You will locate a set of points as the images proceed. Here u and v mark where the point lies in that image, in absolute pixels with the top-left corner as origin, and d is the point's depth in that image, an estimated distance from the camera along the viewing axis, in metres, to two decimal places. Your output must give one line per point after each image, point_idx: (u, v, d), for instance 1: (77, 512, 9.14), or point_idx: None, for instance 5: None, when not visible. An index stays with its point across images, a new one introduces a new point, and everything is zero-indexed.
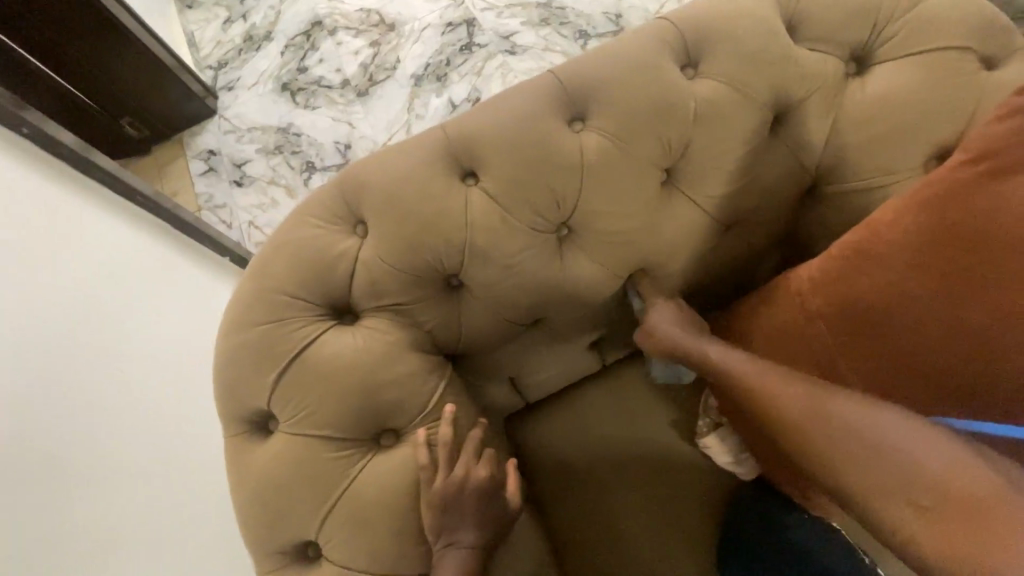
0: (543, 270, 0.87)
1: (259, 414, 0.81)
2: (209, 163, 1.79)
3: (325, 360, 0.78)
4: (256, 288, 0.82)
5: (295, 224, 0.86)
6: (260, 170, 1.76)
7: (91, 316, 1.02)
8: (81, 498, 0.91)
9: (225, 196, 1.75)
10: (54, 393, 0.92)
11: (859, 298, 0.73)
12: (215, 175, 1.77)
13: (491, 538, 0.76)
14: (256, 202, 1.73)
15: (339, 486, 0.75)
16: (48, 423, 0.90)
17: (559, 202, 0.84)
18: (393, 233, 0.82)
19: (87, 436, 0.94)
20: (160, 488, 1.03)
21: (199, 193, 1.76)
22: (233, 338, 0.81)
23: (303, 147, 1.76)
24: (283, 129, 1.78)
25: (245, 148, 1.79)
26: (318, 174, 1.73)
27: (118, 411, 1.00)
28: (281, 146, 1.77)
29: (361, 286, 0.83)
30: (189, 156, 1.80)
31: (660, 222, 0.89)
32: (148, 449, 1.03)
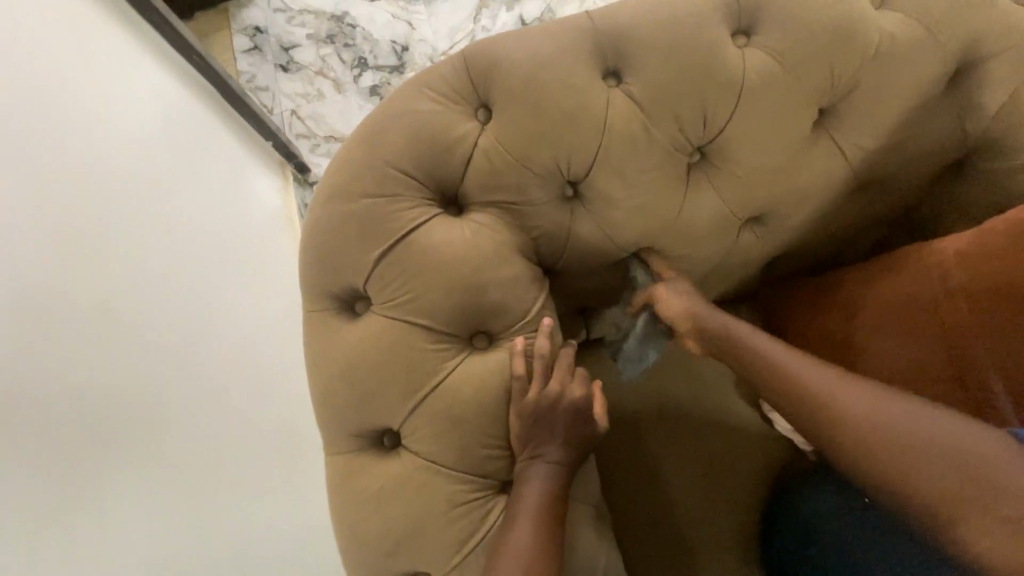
0: (667, 195, 0.80)
1: (350, 293, 0.76)
2: (254, 41, 1.64)
3: (432, 247, 0.73)
4: (363, 159, 0.75)
5: (410, 97, 0.78)
6: (308, 57, 1.63)
7: (129, 162, 0.93)
8: (143, 355, 0.82)
9: (269, 79, 1.62)
10: (118, 257, 0.84)
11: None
12: (259, 55, 1.63)
13: (577, 457, 0.74)
14: (301, 90, 1.61)
15: (431, 380, 0.71)
16: (121, 288, 0.82)
17: (706, 121, 0.76)
18: (522, 123, 0.75)
19: (139, 288, 0.86)
20: (206, 360, 0.94)
21: (241, 71, 1.63)
22: (333, 208, 0.75)
23: (357, 41, 1.62)
24: (337, 17, 1.64)
25: (294, 31, 1.64)
26: (370, 73, 1.60)
27: (159, 270, 0.92)
28: (333, 37, 1.63)
29: (477, 176, 0.76)
30: (235, 29, 1.65)
31: (800, 165, 0.82)
32: (189, 317, 0.94)
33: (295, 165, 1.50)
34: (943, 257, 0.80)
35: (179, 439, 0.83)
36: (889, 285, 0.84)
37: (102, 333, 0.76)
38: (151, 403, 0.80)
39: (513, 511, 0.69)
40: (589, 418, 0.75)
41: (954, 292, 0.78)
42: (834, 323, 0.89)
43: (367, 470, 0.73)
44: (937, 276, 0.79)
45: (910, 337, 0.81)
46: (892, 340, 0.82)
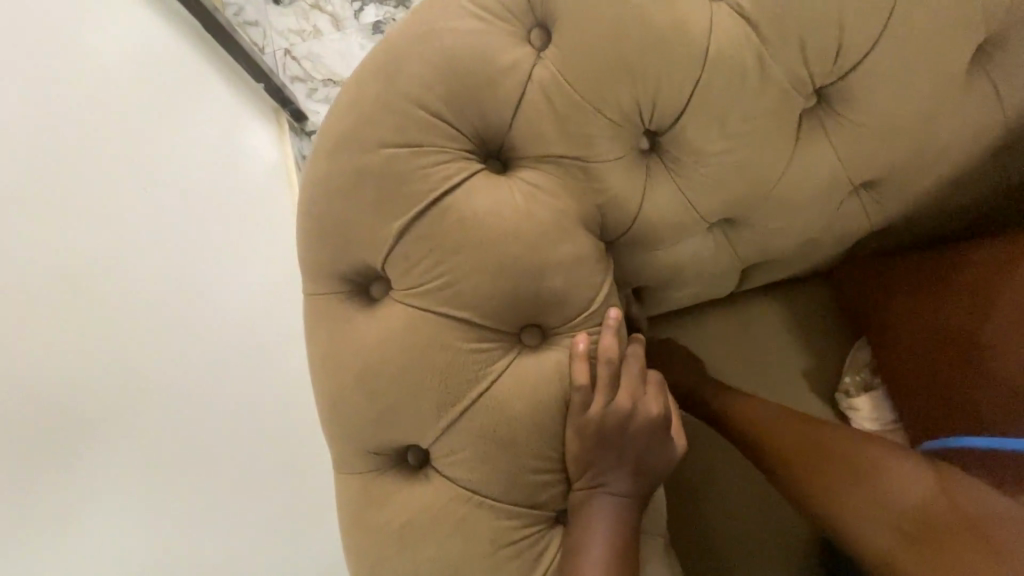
0: (772, 153, 0.62)
1: (364, 272, 0.59)
2: None
3: (472, 216, 0.54)
4: (380, 94, 0.56)
5: (441, 10, 0.58)
6: None
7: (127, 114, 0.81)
8: (142, 342, 0.72)
9: (259, 12, 1.39)
10: (109, 226, 0.73)
11: None
12: None
13: (648, 487, 0.59)
14: (295, 26, 1.38)
15: (470, 392, 0.55)
16: (111, 264, 0.71)
17: (839, 53, 0.57)
18: (595, 48, 0.55)
19: (134, 264, 0.75)
20: (217, 351, 0.84)
21: (226, 2, 1.39)
22: (340, 160, 0.56)
23: None
24: None
25: None
26: (373, 7, 1.36)
27: (159, 243, 0.80)
28: None
29: (532, 122, 0.57)
30: None
31: (944, 115, 0.64)
32: (198, 304, 0.83)
33: (291, 112, 1.28)
34: None
35: (180, 468, 0.74)
36: None
37: (57, 361, 0.62)
38: (154, 412, 0.72)
39: (573, 557, 0.55)
40: (663, 437, 0.60)
41: None
42: (947, 312, 0.75)
43: (389, 494, 0.59)
44: None
45: None
46: None
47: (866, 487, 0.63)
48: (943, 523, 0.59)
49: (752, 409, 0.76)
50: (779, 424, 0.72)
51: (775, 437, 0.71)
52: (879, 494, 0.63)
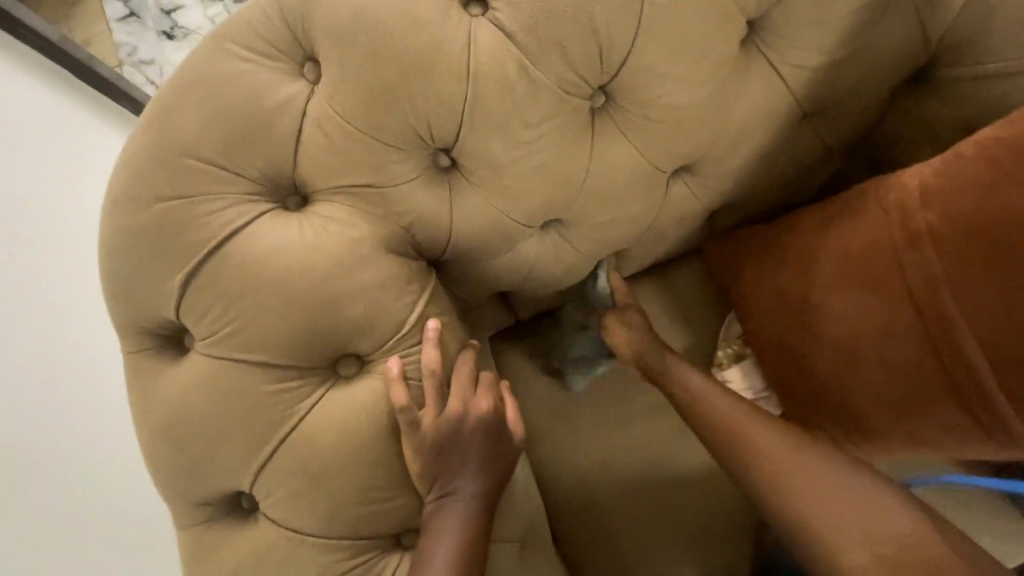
0: (566, 155, 0.63)
1: (169, 326, 0.59)
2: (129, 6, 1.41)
3: (256, 259, 0.55)
4: (149, 147, 0.56)
5: (205, 53, 0.57)
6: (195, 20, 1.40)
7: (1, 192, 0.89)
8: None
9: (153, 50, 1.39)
10: None
11: (980, 216, 0.57)
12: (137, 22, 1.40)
13: (498, 482, 0.61)
14: None
15: (280, 430, 0.56)
16: None
17: (603, 54, 0.58)
18: (360, 76, 0.55)
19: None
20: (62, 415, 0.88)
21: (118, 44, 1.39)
22: (120, 218, 0.56)
23: None
24: None
25: None
26: None
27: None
28: None
29: (312, 155, 0.58)
30: None
31: (729, 98, 0.66)
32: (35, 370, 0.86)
33: None
34: (906, 192, 0.64)
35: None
36: (847, 231, 0.70)
37: None
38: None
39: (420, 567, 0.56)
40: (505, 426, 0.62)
41: (917, 235, 0.62)
42: (783, 279, 0.77)
43: (226, 539, 0.60)
44: (898, 217, 0.64)
45: (872, 292, 0.66)
46: (854, 297, 0.68)
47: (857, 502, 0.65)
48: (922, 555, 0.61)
49: (711, 398, 0.76)
50: (758, 428, 0.73)
51: (748, 437, 0.73)
52: (855, 516, 0.65)
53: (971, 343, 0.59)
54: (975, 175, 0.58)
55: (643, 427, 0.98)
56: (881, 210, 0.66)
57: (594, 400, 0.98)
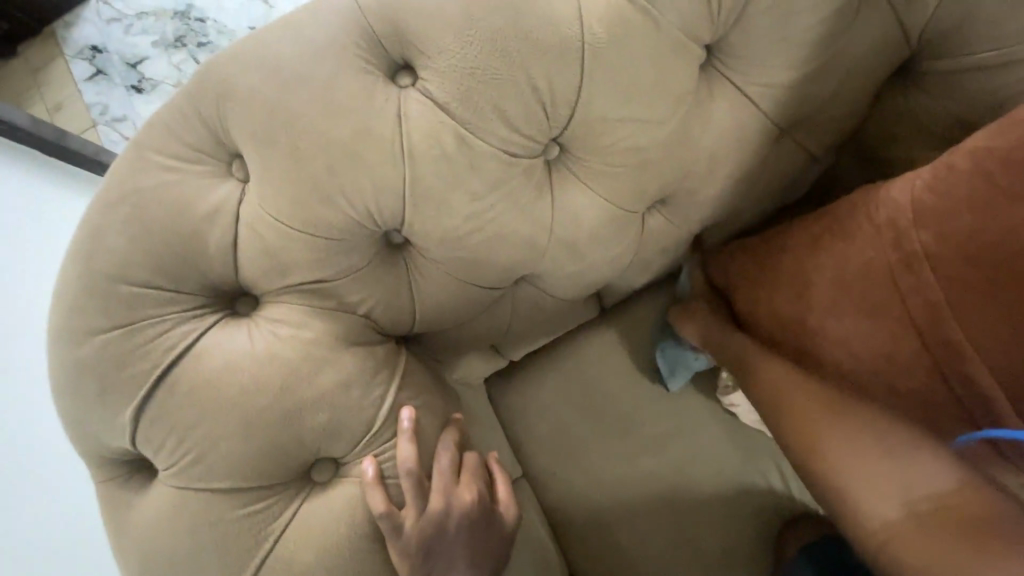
0: (524, 216, 0.59)
1: (133, 454, 0.57)
2: (95, 65, 1.38)
3: (208, 380, 0.52)
4: (83, 275, 0.53)
5: (131, 168, 0.54)
6: (161, 70, 1.37)
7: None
8: None
9: (124, 106, 1.36)
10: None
11: (977, 236, 0.54)
12: (105, 80, 1.37)
13: (491, 574, 0.57)
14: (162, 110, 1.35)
15: (257, 552, 0.54)
16: None
17: (547, 111, 0.54)
18: (290, 172, 0.52)
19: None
20: None
21: (90, 105, 1.37)
22: (63, 353, 0.54)
23: (210, 37, 1.37)
24: (182, 13, 1.38)
25: (138, 40, 1.38)
26: None
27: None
28: (183, 38, 1.37)
29: (253, 259, 0.54)
30: (68, 55, 1.39)
31: (695, 128, 0.61)
32: None
33: None
34: (897, 209, 0.60)
35: None
36: (839, 251, 0.65)
37: None
38: None
39: None
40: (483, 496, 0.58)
41: (914, 256, 0.58)
42: (775, 302, 0.72)
43: None
44: (890, 236, 0.60)
45: (872, 317, 0.62)
46: (853, 323, 0.63)
47: (892, 472, 0.61)
48: (966, 510, 0.55)
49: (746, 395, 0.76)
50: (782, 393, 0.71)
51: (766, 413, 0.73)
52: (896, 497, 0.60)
53: (980, 370, 0.55)
54: (969, 191, 0.55)
55: (653, 458, 0.92)
56: (871, 228, 0.62)
57: (600, 436, 0.93)
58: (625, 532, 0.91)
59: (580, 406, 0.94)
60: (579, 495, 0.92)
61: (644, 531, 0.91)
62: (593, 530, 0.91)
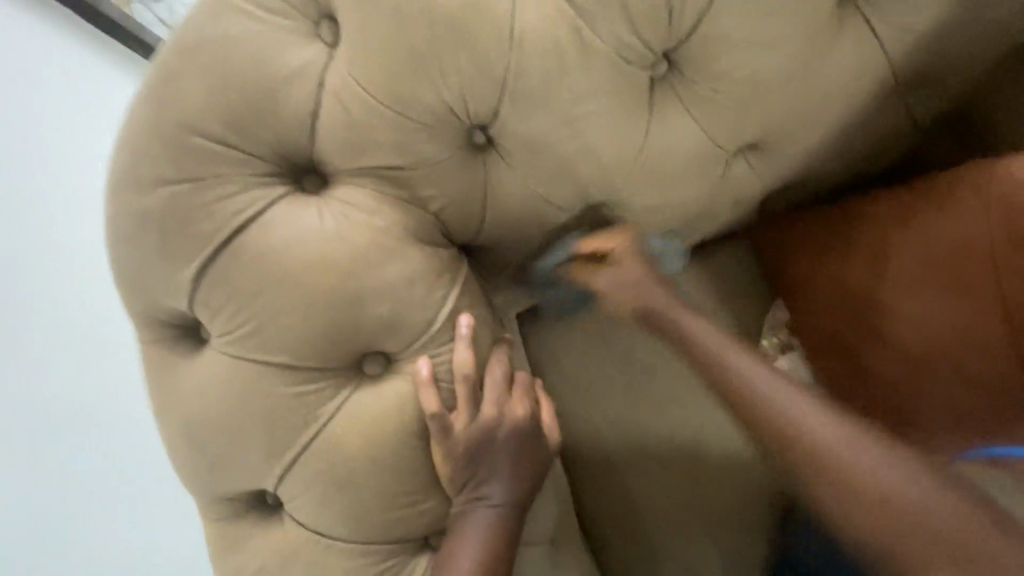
0: (618, 133, 0.55)
1: (184, 319, 0.55)
2: None
3: (275, 252, 0.50)
4: (154, 124, 0.50)
5: (210, 11, 0.50)
6: None
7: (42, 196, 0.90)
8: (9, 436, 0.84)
9: None
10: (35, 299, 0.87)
11: None
12: None
13: (527, 490, 0.57)
14: None
15: (303, 433, 0.53)
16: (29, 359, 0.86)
17: (669, 13, 0.50)
18: (388, 40, 0.48)
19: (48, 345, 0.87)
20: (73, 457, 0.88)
21: None
22: (123, 203, 0.52)
23: None
24: None
25: None
26: None
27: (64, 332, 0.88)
28: None
29: (333, 133, 0.51)
30: None
31: (816, 64, 0.56)
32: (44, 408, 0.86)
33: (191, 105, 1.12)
34: (1011, 185, 0.57)
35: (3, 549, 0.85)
36: (932, 224, 0.62)
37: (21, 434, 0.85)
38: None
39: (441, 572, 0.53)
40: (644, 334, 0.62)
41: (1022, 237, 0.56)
42: (847, 270, 0.68)
43: (247, 538, 0.58)
44: (1001, 215, 0.57)
45: (956, 294, 0.60)
46: (932, 299, 0.61)
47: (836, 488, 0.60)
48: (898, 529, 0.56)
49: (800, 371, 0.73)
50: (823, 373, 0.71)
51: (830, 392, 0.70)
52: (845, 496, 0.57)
53: None
54: None
55: (679, 417, 0.90)
56: (977, 204, 0.59)
57: (629, 388, 0.91)
58: (634, 483, 0.90)
59: (612, 352, 0.92)
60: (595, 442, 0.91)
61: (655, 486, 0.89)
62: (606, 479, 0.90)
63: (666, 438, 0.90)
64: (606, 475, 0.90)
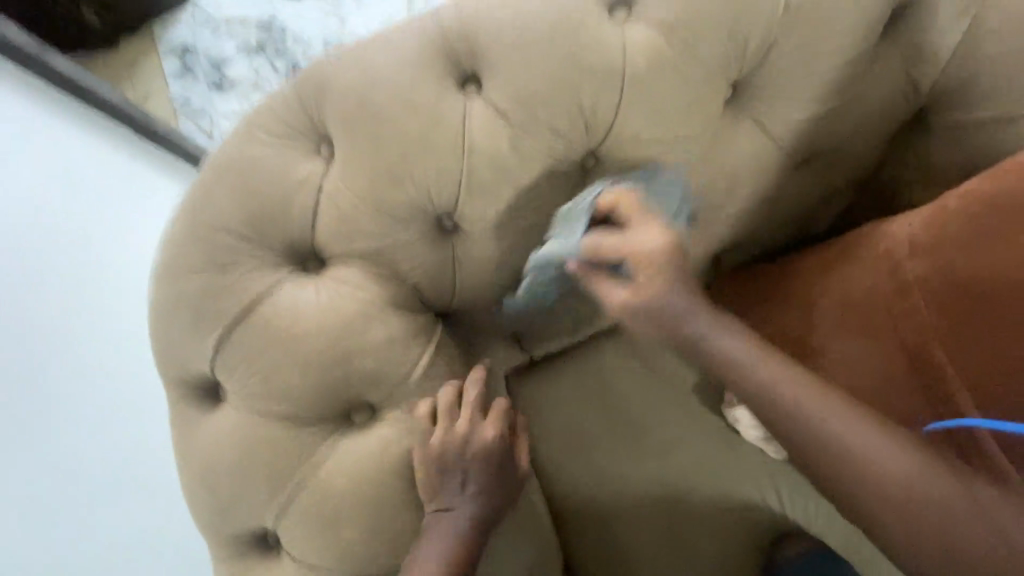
0: (559, 213, 0.68)
1: (206, 381, 0.67)
2: (184, 62, 1.43)
3: (281, 322, 0.63)
4: (193, 224, 0.65)
5: (242, 141, 0.66)
6: (242, 72, 1.42)
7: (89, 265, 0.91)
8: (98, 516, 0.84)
9: (204, 100, 1.41)
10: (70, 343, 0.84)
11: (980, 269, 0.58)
12: (191, 77, 1.42)
13: (497, 519, 0.64)
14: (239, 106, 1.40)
15: (299, 476, 0.62)
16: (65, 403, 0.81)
17: (587, 124, 0.64)
18: (371, 154, 0.63)
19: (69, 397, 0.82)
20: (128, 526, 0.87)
21: (173, 96, 1.42)
22: (166, 286, 0.65)
23: (288, 46, 1.42)
24: (265, 24, 1.42)
25: (222, 43, 1.43)
26: None
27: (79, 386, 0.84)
28: (263, 45, 1.42)
29: (329, 226, 0.65)
30: (161, 50, 1.43)
31: (719, 152, 0.69)
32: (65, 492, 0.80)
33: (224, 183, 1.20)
34: (894, 242, 0.66)
35: None
36: (842, 278, 0.70)
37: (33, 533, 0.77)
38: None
39: None
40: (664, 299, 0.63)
41: (907, 284, 0.63)
42: (781, 319, 0.75)
43: None
44: (888, 267, 0.66)
45: (866, 337, 0.67)
46: (849, 342, 0.68)
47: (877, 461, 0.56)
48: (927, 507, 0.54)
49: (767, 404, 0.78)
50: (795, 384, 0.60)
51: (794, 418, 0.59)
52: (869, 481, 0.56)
53: (964, 395, 0.59)
54: (959, 228, 0.61)
55: (659, 466, 0.94)
56: (871, 258, 0.68)
57: (609, 441, 0.96)
58: (616, 525, 0.94)
59: (595, 405, 0.97)
60: (579, 490, 0.95)
61: (637, 528, 0.93)
62: (593, 525, 0.94)
63: (648, 482, 0.94)
64: (592, 521, 0.94)
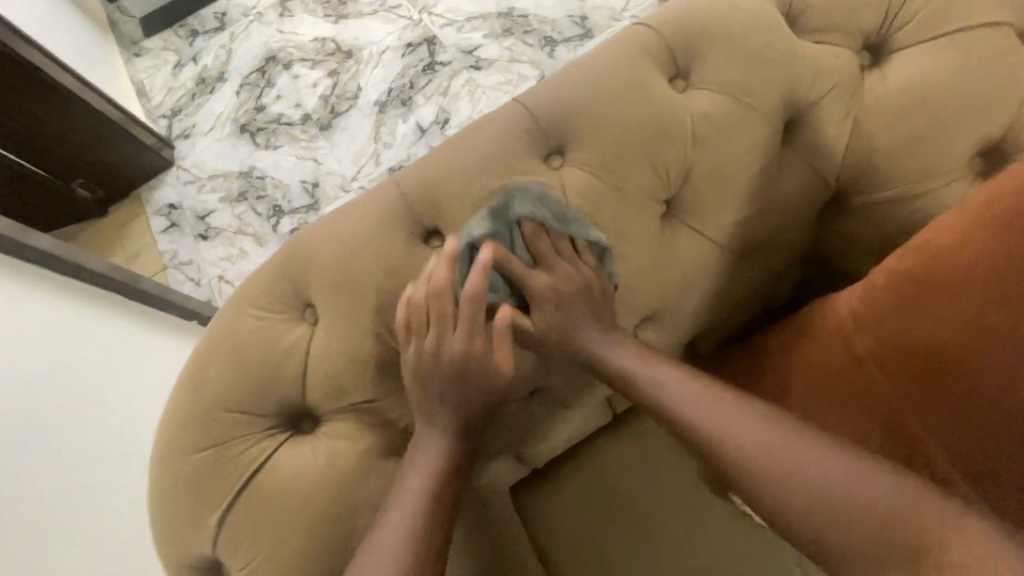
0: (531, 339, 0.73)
1: (210, 556, 0.68)
2: (170, 219, 1.45)
3: (281, 490, 0.65)
4: (187, 406, 0.68)
5: (230, 319, 0.71)
6: (226, 219, 1.43)
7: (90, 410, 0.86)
8: None
9: (191, 251, 1.42)
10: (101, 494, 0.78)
11: (922, 337, 0.62)
12: (178, 231, 1.44)
13: None
14: (223, 253, 1.40)
15: None
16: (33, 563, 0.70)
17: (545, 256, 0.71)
18: (352, 317, 0.68)
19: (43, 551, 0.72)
20: None
21: (162, 251, 1.43)
22: (165, 470, 0.67)
23: (269, 190, 1.43)
24: (245, 173, 1.45)
25: (207, 197, 1.45)
26: (288, 219, 1.40)
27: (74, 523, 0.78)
28: (246, 192, 1.43)
29: (317, 388, 0.68)
30: (150, 212, 1.46)
31: (665, 261, 0.76)
32: None
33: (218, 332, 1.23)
34: (841, 318, 0.70)
35: None
36: (804, 353, 0.73)
37: None
38: None
39: None
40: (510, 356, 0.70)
41: (861, 358, 0.67)
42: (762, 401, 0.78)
43: None
44: (841, 342, 0.69)
45: (841, 411, 0.69)
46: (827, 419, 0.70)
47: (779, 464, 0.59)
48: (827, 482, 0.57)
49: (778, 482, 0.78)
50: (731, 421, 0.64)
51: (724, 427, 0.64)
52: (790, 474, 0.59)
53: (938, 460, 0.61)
54: (892, 301, 0.65)
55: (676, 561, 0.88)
56: (824, 335, 0.72)
57: (627, 548, 0.89)
58: None
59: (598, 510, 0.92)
60: None
61: None
62: None
63: None
64: None
